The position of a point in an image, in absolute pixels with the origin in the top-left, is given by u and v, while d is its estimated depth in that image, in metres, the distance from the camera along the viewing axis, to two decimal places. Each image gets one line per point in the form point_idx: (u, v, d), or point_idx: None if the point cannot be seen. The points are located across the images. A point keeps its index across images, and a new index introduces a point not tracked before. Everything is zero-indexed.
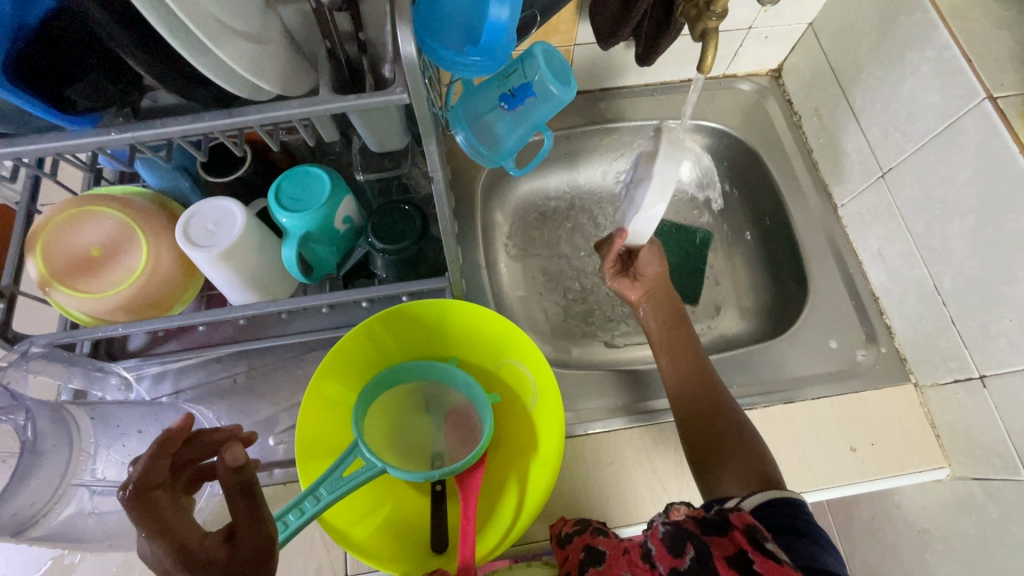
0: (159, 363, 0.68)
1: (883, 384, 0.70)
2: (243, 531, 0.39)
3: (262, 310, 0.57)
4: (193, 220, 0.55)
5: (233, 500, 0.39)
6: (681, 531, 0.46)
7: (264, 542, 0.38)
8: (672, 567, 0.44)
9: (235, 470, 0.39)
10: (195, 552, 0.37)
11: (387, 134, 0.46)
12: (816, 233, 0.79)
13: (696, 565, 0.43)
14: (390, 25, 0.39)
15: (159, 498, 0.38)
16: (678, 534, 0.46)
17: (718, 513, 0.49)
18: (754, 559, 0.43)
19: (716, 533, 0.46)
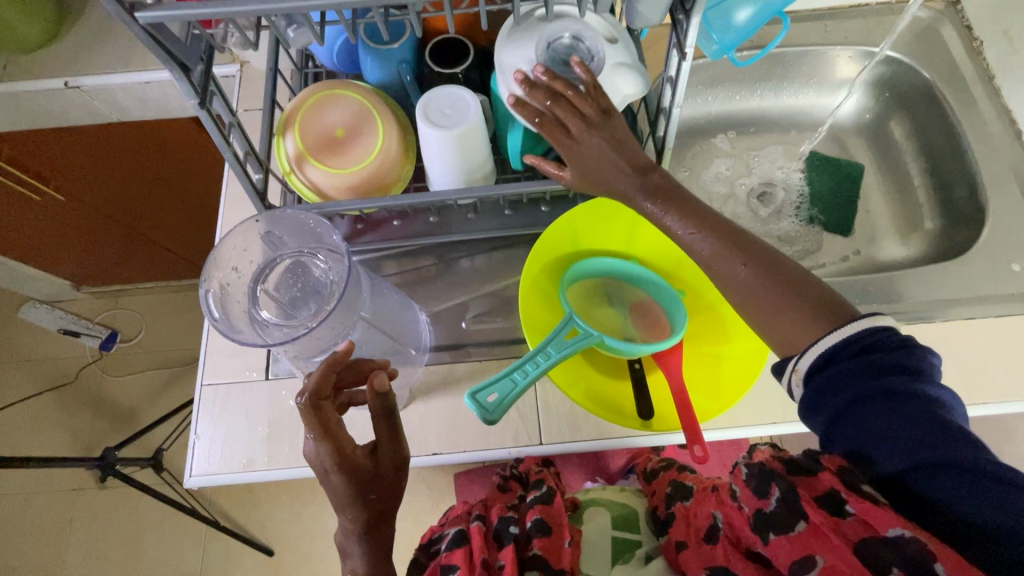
0: (359, 252, 0.75)
1: None
2: (382, 449, 0.50)
3: (488, 193, 0.63)
4: (431, 104, 0.59)
5: (378, 420, 0.50)
6: (765, 472, 0.47)
7: (396, 466, 0.50)
8: (757, 509, 0.46)
9: (381, 397, 0.49)
10: (349, 458, 0.48)
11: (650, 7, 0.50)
12: (998, 160, 0.77)
13: (782, 507, 0.44)
14: None
15: (326, 409, 0.48)
16: (762, 476, 0.47)
17: (812, 451, 0.46)
18: (846, 499, 0.41)
19: (803, 473, 0.45)
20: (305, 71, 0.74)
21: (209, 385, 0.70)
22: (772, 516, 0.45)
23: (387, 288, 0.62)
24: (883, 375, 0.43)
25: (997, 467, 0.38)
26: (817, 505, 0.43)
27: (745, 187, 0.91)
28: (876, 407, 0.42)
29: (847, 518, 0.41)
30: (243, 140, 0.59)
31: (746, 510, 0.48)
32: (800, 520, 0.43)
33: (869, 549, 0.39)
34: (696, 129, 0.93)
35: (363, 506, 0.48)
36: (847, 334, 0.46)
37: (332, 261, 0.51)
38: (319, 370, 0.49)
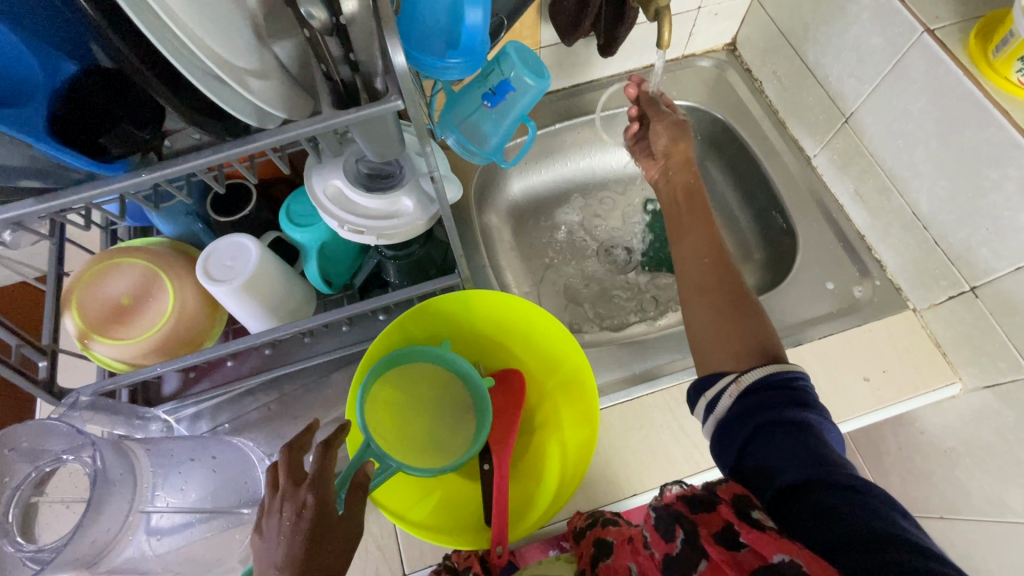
0: (194, 403, 0.71)
1: (885, 314, 0.73)
2: (327, 545, 0.44)
3: (292, 330, 0.61)
4: (211, 258, 0.58)
5: (327, 520, 0.44)
6: (669, 514, 0.42)
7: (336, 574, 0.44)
8: (664, 554, 0.40)
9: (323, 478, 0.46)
10: (292, 558, 0.43)
11: (386, 146, 0.50)
12: (797, 186, 0.83)
13: (688, 550, 0.39)
14: (382, 42, 0.43)
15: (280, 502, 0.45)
16: (668, 518, 0.42)
17: (708, 489, 0.43)
18: (738, 531, 0.38)
19: (702, 508, 0.41)
20: (111, 229, 0.70)
21: None
22: (677, 559, 0.39)
23: (191, 461, 0.59)
24: (790, 406, 0.44)
25: (897, 513, 0.36)
26: (713, 542, 0.38)
27: (594, 244, 0.94)
28: (779, 430, 0.43)
29: (741, 550, 0.37)
30: (11, 334, 0.53)
31: (657, 556, 0.41)
32: (700, 559, 0.38)
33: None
34: (537, 199, 0.96)
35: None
36: (766, 373, 0.47)
37: (81, 448, 0.48)
38: (286, 457, 0.47)
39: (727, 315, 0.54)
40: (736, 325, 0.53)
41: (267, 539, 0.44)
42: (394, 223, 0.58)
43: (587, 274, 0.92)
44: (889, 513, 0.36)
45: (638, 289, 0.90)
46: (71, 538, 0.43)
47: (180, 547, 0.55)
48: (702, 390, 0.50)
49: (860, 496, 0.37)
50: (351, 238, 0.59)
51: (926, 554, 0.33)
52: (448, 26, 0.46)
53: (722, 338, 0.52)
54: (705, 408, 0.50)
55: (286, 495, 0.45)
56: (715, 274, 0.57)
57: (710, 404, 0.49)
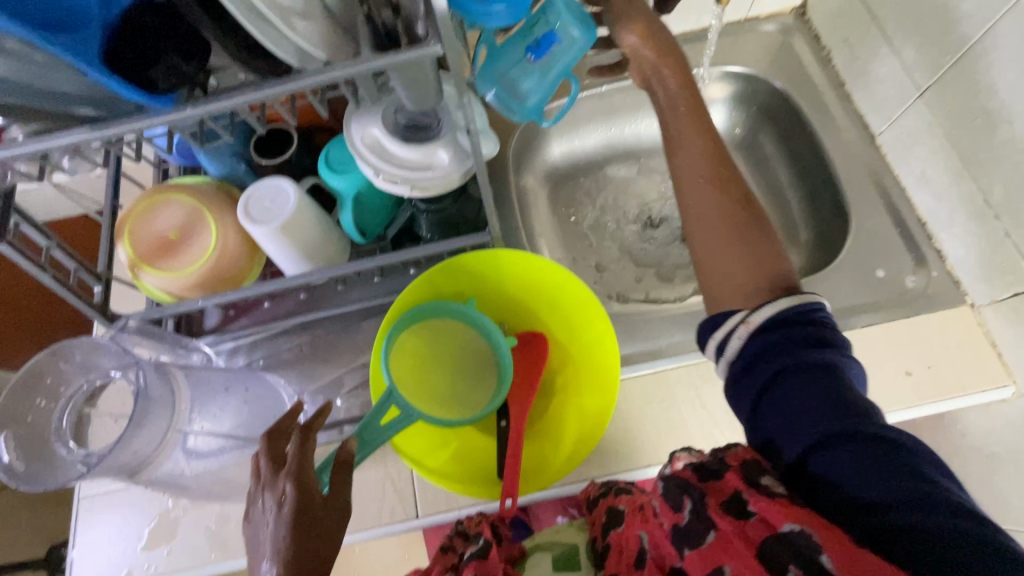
0: (232, 338, 0.75)
1: (938, 307, 0.68)
2: (315, 526, 0.45)
3: (324, 275, 0.62)
4: (252, 199, 0.60)
5: (312, 505, 0.45)
6: (676, 485, 0.42)
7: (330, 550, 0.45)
8: (672, 525, 0.40)
9: (300, 462, 0.46)
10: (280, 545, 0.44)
11: (424, 94, 0.49)
12: (857, 165, 0.77)
13: (695, 521, 0.39)
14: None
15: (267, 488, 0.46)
16: (677, 488, 0.42)
17: (712, 460, 0.43)
18: (749, 500, 0.38)
19: (712, 478, 0.42)
20: (162, 168, 0.72)
21: (85, 497, 0.67)
22: (686, 530, 0.39)
23: (226, 390, 0.62)
24: (809, 349, 0.43)
25: (934, 468, 0.36)
26: (723, 512, 0.39)
27: (632, 214, 0.92)
28: (800, 376, 0.42)
29: (751, 519, 0.38)
30: (70, 258, 0.57)
31: (665, 525, 0.41)
32: (709, 531, 0.38)
33: (772, 549, 0.35)
34: (577, 164, 0.93)
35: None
36: (782, 309, 0.45)
37: (128, 367, 0.51)
38: (266, 445, 0.48)
39: (733, 239, 0.51)
40: (739, 248, 0.50)
41: (262, 524, 0.46)
42: (429, 175, 0.58)
43: (622, 244, 0.90)
44: (927, 471, 0.36)
45: (676, 262, 0.88)
46: (116, 446, 0.47)
47: (212, 469, 0.59)
48: (710, 330, 0.48)
49: (899, 451, 0.37)
50: (386, 189, 0.59)
51: (980, 521, 0.33)
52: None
53: (726, 271, 0.50)
54: (715, 350, 0.48)
55: (269, 483, 0.46)
56: (716, 196, 0.52)
57: (720, 346, 0.47)
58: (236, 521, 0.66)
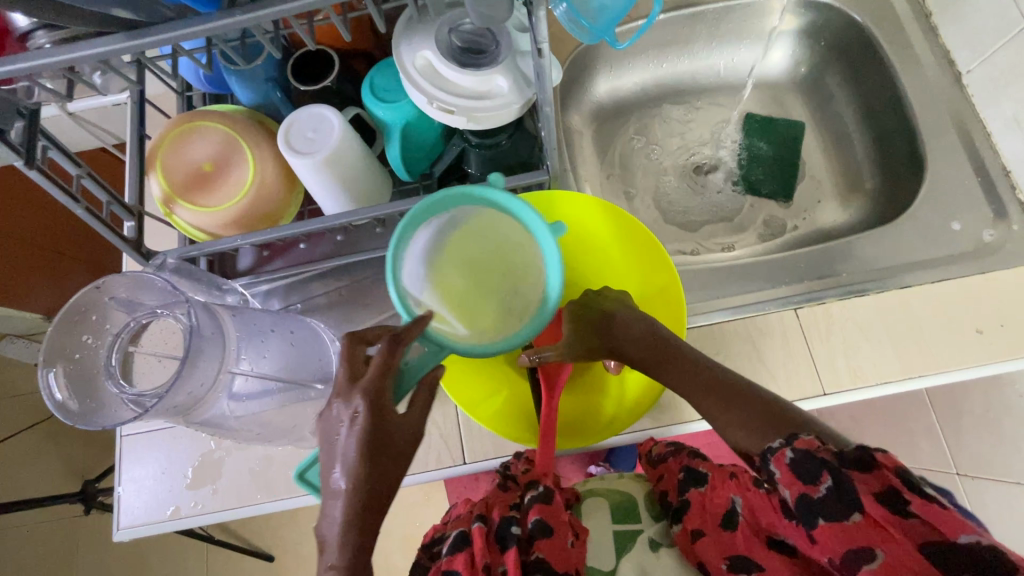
0: (269, 280, 0.72)
1: (1016, 264, 0.64)
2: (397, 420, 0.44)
3: (368, 215, 0.58)
4: (292, 128, 0.55)
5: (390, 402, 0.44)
6: (812, 458, 0.38)
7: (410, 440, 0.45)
8: (803, 497, 0.38)
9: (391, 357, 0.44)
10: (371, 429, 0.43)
11: (493, 7, 0.44)
12: (936, 107, 0.71)
13: (833, 498, 0.37)
14: None
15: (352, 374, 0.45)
16: (809, 463, 0.38)
17: (858, 443, 0.38)
18: (907, 498, 0.35)
19: (855, 466, 0.37)
20: (187, 95, 0.67)
21: (128, 435, 0.67)
22: (820, 505, 0.37)
23: (272, 331, 0.60)
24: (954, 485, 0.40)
25: None
26: (877, 503, 0.35)
27: (682, 159, 0.86)
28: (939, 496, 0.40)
29: (910, 518, 0.34)
30: (101, 188, 0.53)
31: (785, 495, 0.39)
32: (853, 513, 0.36)
33: (938, 556, 0.33)
34: (626, 103, 0.87)
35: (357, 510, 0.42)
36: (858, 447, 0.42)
37: (176, 303, 0.48)
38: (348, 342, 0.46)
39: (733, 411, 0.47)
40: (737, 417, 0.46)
41: (334, 431, 0.44)
42: (486, 104, 0.53)
43: (671, 190, 0.85)
44: None
45: (728, 211, 0.83)
46: (172, 386, 0.45)
47: (258, 412, 0.57)
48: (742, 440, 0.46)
49: None
50: (438, 118, 0.54)
51: None
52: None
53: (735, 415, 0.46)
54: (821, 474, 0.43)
55: (355, 373, 0.44)
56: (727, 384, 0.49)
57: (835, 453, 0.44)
58: (280, 463, 0.66)
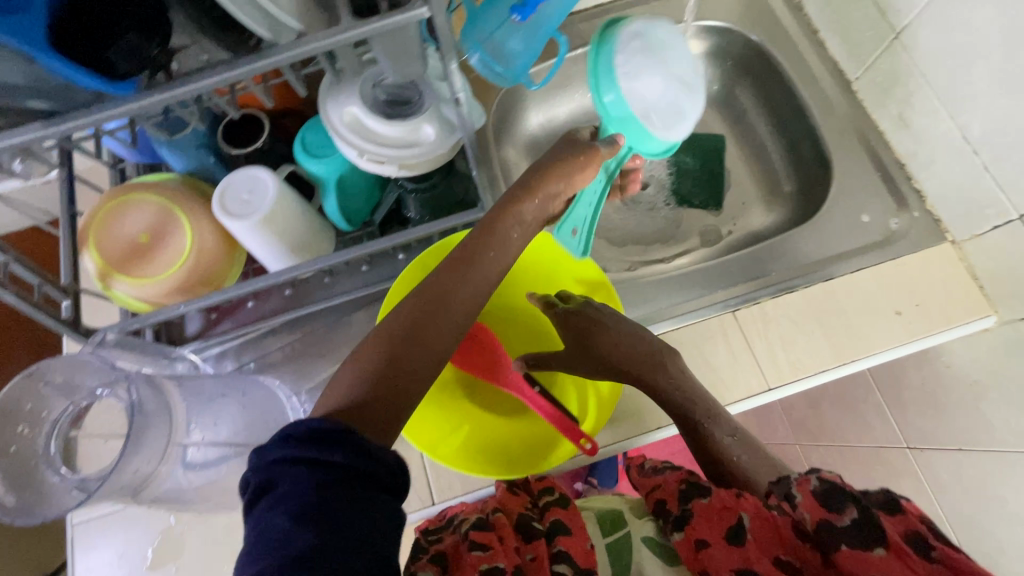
0: (219, 342, 0.71)
1: (922, 247, 0.70)
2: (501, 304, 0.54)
3: (312, 268, 0.59)
4: (227, 192, 0.56)
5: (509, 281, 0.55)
6: (839, 490, 0.41)
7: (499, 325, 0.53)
8: (829, 521, 0.40)
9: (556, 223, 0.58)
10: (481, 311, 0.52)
11: (409, 64, 0.47)
12: (833, 113, 0.78)
13: (858, 526, 0.40)
14: None
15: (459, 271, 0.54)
16: (839, 493, 0.41)
17: (881, 488, 0.42)
18: (930, 545, 0.38)
19: (884, 507, 0.41)
20: (118, 167, 0.67)
21: (80, 523, 0.64)
22: (844, 530, 0.40)
23: (225, 396, 0.60)
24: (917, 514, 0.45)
25: None
26: (907, 541, 0.39)
27: None
28: None
29: (931, 562, 0.38)
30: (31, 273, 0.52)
31: (808, 518, 0.41)
32: (875, 544, 0.39)
33: None
34: (557, 133, 0.91)
35: (386, 344, 0.42)
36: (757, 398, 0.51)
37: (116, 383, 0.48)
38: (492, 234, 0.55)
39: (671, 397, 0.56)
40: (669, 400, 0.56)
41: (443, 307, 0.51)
42: (415, 152, 0.55)
43: (610, 211, 0.88)
44: None
45: (665, 224, 0.87)
46: (114, 469, 0.44)
47: (214, 479, 0.56)
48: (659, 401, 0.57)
49: None
50: (370, 169, 0.57)
51: None
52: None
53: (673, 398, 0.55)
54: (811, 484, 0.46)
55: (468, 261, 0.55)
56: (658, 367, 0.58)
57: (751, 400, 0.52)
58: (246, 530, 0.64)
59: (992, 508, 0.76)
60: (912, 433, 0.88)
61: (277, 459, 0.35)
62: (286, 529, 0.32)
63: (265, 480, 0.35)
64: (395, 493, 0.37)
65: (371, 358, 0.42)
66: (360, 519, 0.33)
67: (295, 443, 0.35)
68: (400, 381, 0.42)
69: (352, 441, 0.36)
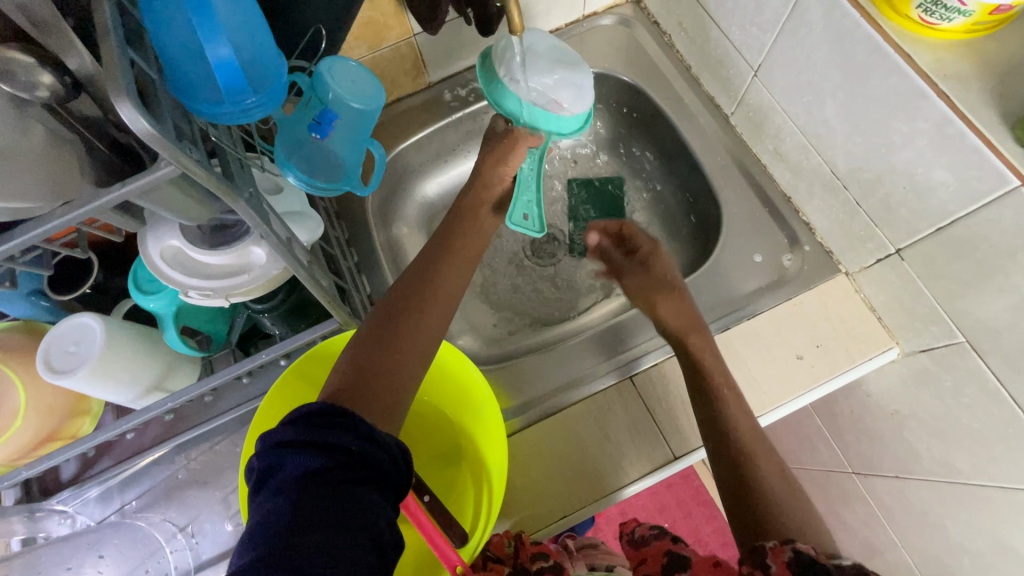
0: (97, 484, 0.67)
1: (816, 282, 0.67)
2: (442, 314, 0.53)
3: (161, 408, 0.56)
4: (52, 347, 0.52)
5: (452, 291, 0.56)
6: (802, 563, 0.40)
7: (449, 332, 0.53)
8: None
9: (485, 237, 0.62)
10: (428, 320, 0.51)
11: (194, 206, 0.43)
12: (715, 150, 0.76)
13: None
14: (151, 97, 0.36)
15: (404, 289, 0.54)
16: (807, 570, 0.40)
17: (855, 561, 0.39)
18: None
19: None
20: None
21: None
22: None
23: (69, 569, 0.60)
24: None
25: None
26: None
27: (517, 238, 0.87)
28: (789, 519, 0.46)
29: None
30: None
31: None
32: None
33: None
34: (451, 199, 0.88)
35: (377, 323, 0.48)
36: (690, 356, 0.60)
37: None
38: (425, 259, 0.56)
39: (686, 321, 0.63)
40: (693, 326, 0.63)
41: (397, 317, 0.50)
42: (243, 279, 0.52)
43: (513, 271, 0.84)
44: None
45: (570, 278, 0.84)
46: None
47: None
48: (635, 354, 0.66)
49: None
50: (201, 302, 0.53)
51: None
52: (243, 59, 0.39)
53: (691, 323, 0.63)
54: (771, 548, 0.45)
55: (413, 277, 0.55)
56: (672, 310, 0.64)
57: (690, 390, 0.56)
58: None
59: (938, 537, 0.73)
60: (853, 459, 0.84)
61: (279, 445, 0.37)
62: (286, 512, 0.34)
63: (269, 464, 0.36)
64: (392, 492, 0.38)
65: (362, 347, 0.46)
66: (351, 506, 0.35)
67: (299, 427, 0.37)
68: (373, 369, 0.45)
69: (354, 428, 0.38)
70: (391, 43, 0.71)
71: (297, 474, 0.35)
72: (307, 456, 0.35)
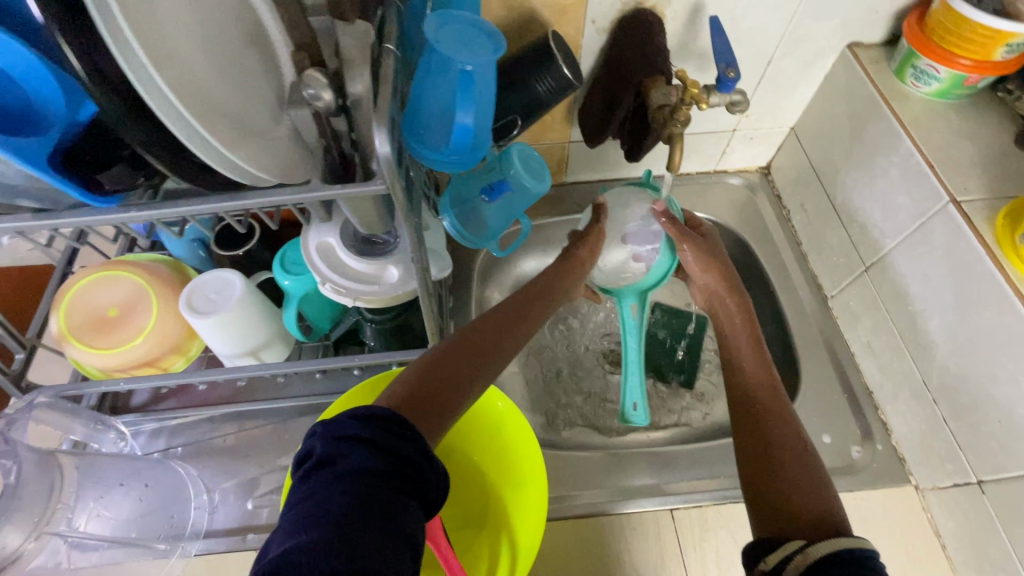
0: (156, 419, 0.72)
1: (882, 484, 0.66)
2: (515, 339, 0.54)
3: (250, 373, 0.61)
4: (196, 291, 0.60)
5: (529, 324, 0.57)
6: None
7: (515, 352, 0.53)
8: None
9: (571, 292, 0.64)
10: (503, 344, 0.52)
11: (371, 219, 0.51)
12: (807, 323, 0.79)
13: None
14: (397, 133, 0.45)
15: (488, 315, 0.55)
16: None
17: None
18: None
19: None
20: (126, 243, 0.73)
21: None
22: None
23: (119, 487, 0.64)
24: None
25: None
26: None
27: (594, 338, 0.90)
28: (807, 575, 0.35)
29: None
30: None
31: None
32: None
33: None
34: None
35: (451, 345, 0.48)
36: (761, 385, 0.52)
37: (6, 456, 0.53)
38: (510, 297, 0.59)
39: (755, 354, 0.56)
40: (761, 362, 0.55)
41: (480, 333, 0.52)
42: (373, 289, 0.58)
43: (581, 367, 0.87)
44: None
45: None
46: None
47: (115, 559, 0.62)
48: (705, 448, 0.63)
49: None
50: (331, 295, 0.59)
51: None
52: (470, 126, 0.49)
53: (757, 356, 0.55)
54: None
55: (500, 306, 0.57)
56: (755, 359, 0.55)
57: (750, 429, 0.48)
58: None
59: None
60: None
61: (349, 436, 0.35)
62: (343, 503, 0.33)
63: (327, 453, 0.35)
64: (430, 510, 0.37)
65: (438, 360, 0.46)
66: (397, 514, 0.33)
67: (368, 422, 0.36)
68: (437, 385, 0.44)
69: (417, 441, 0.37)
70: (548, 142, 0.82)
71: (358, 469, 0.34)
72: (369, 453, 0.35)
